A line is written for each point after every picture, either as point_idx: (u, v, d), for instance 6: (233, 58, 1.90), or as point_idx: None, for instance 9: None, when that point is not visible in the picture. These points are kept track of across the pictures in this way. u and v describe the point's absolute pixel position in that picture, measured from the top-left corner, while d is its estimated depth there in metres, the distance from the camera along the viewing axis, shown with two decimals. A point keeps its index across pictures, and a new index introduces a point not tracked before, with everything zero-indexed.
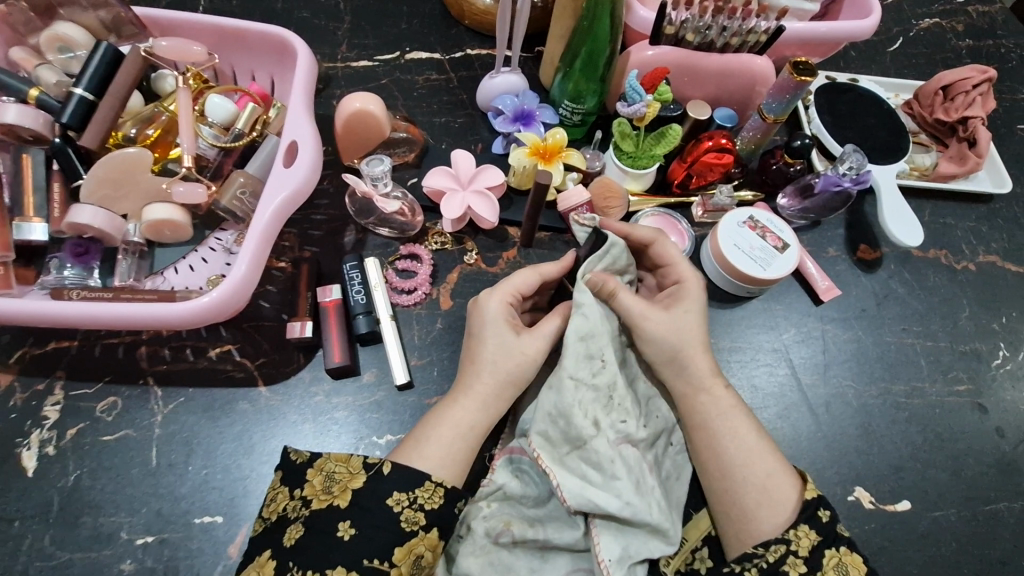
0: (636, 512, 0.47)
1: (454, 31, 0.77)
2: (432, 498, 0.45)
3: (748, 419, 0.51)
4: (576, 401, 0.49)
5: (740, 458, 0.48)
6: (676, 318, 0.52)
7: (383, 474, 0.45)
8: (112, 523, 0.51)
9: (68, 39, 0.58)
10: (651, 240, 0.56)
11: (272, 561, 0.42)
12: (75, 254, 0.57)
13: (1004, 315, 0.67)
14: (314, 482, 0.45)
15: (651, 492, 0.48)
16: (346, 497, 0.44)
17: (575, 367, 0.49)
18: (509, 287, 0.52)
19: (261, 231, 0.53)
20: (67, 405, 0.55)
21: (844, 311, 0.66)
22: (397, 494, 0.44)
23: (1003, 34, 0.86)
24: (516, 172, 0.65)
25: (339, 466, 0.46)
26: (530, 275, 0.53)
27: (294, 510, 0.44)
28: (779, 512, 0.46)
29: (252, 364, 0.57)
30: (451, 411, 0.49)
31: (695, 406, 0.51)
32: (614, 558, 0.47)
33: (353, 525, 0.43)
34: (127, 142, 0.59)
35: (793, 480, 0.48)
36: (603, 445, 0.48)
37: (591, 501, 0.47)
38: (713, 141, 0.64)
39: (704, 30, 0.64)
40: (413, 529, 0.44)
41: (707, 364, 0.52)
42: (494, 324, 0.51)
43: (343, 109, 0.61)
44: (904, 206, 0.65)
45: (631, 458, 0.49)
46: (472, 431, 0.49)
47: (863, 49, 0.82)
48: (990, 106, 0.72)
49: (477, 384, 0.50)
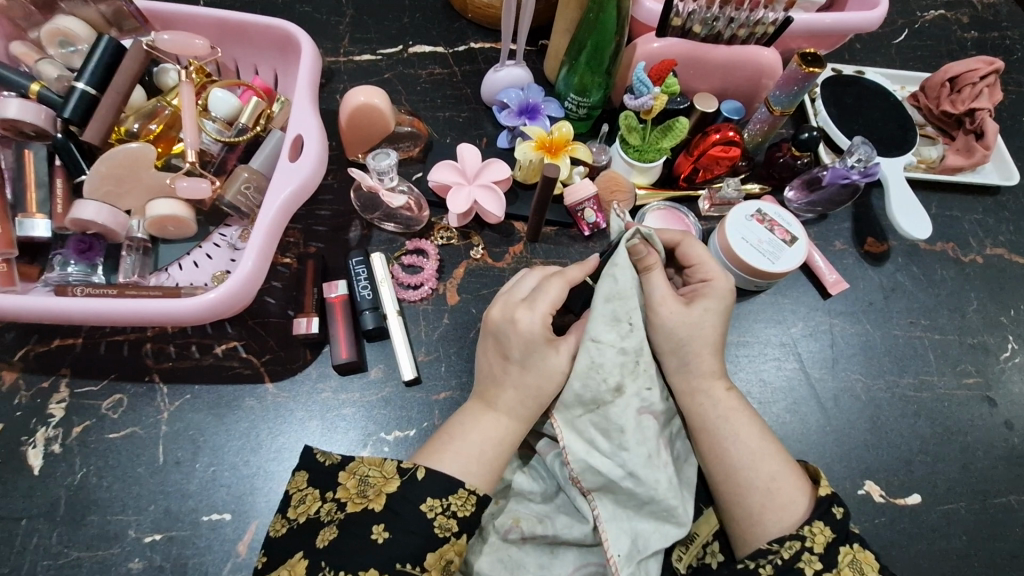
0: (638, 484, 0.47)
1: (456, 25, 0.76)
2: (464, 505, 0.44)
3: (754, 422, 0.50)
4: (598, 365, 0.47)
5: (744, 459, 0.47)
6: (694, 316, 0.50)
7: (417, 480, 0.44)
8: (119, 521, 0.51)
9: (69, 33, 0.58)
10: (677, 241, 0.54)
11: (305, 561, 0.42)
12: (78, 251, 0.56)
13: (1012, 308, 0.67)
14: (347, 485, 0.45)
15: (664, 466, 0.48)
16: (381, 501, 0.44)
17: (601, 329, 0.48)
18: (547, 300, 0.49)
19: (266, 225, 0.52)
20: (72, 403, 0.54)
21: (851, 305, 0.66)
22: (430, 500, 0.44)
23: (1007, 26, 0.86)
24: (521, 165, 0.64)
25: (372, 470, 0.45)
26: (559, 283, 0.50)
27: (328, 513, 0.44)
28: (788, 514, 0.45)
29: (258, 361, 0.57)
30: (480, 418, 0.49)
31: (695, 406, 0.50)
32: (623, 554, 0.47)
33: (387, 528, 0.42)
34: (130, 138, 0.58)
35: (803, 481, 0.47)
36: (619, 412, 0.48)
37: (592, 466, 0.48)
38: (721, 133, 0.63)
39: (711, 21, 0.63)
40: (446, 535, 0.43)
41: (712, 363, 0.50)
42: (530, 344, 0.49)
43: (347, 104, 0.60)
44: (913, 198, 0.65)
45: (648, 430, 0.48)
46: (509, 444, 0.49)
47: (867, 41, 0.81)
48: (996, 98, 0.72)
49: (512, 400, 0.49)
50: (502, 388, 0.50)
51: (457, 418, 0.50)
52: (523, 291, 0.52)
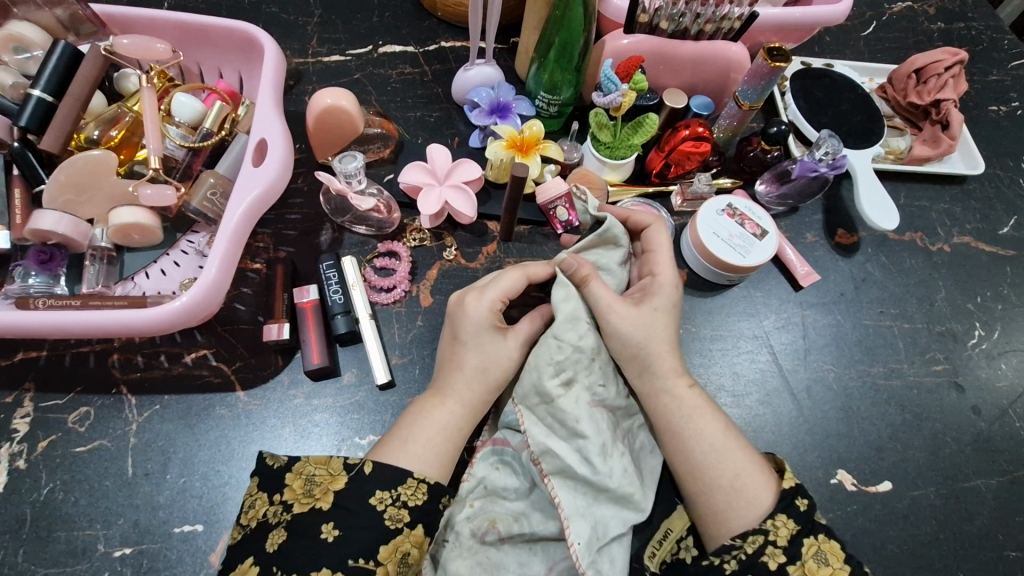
0: (594, 472, 0.47)
1: (426, 24, 0.75)
2: (415, 495, 0.45)
3: (716, 417, 0.50)
4: (552, 360, 0.48)
5: (710, 458, 0.48)
6: (646, 314, 0.51)
7: (364, 474, 0.45)
8: (87, 536, 0.50)
9: (23, 39, 0.56)
10: (648, 225, 0.56)
11: (256, 567, 0.41)
12: (39, 261, 0.55)
13: (979, 295, 0.68)
14: (294, 485, 0.45)
15: (618, 456, 0.48)
16: (329, 499, 0.44)
17: (562, 328, 0.49)
18: (498, 291, 0.51)
19: (230, 233, 0.51)
20: (37, 417, 0.53)
21: (822, 296, 0.67)
22: (380, 493, 0.44)
23: (973, 16, 0.87)
24: (493, 164, 0.64)
25: (318, 469, 0.45)
26: (518, 278, 0.51)
27: (275, 515, 0.44)
28: (753, 508, 0.46)
29: (229, 369, 0.56)
30: (436, 411, 0.49)
31: (659, 406, 0.50)
32: (584, 542, 0.47)
33: (337, 526, 0.42)
34: (90, 145, 0.57)
35: (767, 475, 0.47)
36: (571, 405, 0.48)
37: (550, 450, 0.48)
38: (690, 129, 0.63)
39: (678, 17, 0.63)
40: (397, 526, 0.43)
41: (671, 363, 0.51)
42: (480, 329, 0.50)
43: (314, 105, 0.60)
44: (880, 189, 0.66)
45: (602, 422, 0.49)
46: (458, 431, 0.49)
47: (836, 34, 0.82)
48: (961, 88, 0.73)
49: (460, 385, 0.50)
50: (452, 373, 0.50)
51: (415, 408, 0.50)
52: (488, 282, 0.52)
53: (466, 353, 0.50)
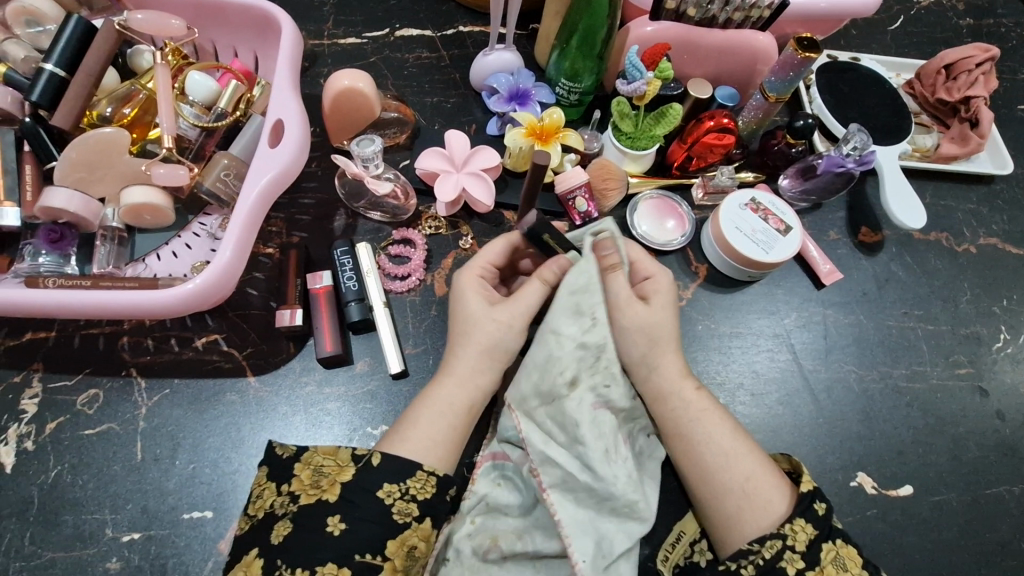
0: (597, 478, 0.46)
1: (444, 8, 0.74)
2: (424, 488, 0.44)
3: (725, 423, 0.49)
4: (554, 357, 0.48)
5: (719, 462, 0.47)
6: (654, 313, 0.51)
7: (372, 466, 0.43)
8: (95, 520, 0.49)
9: (36, 11, 0.55)
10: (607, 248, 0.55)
11: (256, 560, 0.40)
12: (49, 240, 0.54)
13: (1004, 298, 0.66)
14: (301, 476, 0.44)
15: (622, 462, 0.48)
16: (335, 491, 0.43)
17: (561, 322, 0.48)
18: (481, 260, 0.53)
19: (244, 214, 0.50)
20: (45, 398, 0.52)
21: (845, 295, 0.65)
22: (388, 486, 0.43)
23: (1003, 12, 0.84)
24: (512, 154, 0.62)
25: (327, 460, 0.44)
26: (501, 244, 0.54)
27: (281, 506, 0.43)
28: (764, 515, 0.44)
29: (240, 354, 0.55)
30: (440, 392, 0.49)
31: (667, 411, 0.50)
32: (588, 560, 0.46)
33: (343, 519, 0.42)
34: (102, 123, 0.55)
35: (778, 480, 0.46)
36: (575, 406, 0.48)
37: (550, 459, 0.48)
38: (715, 121, 0.62)
39: (706, 4, 0.61)
40: (406, 520, 0.43)
41: (677, 365, 0.51)
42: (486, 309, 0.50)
43: (331, 87, 0.58)
44: (908, 188, 0.64)
45: (605, 426, 0.48)
46: (458, 417, 0.48)
47: (863, 27, 0.80)
48: (991, 87, 0.71)
49: (466, 368, 0.50)
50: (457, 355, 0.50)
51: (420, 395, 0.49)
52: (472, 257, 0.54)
53: (468, 329, 0.50)
